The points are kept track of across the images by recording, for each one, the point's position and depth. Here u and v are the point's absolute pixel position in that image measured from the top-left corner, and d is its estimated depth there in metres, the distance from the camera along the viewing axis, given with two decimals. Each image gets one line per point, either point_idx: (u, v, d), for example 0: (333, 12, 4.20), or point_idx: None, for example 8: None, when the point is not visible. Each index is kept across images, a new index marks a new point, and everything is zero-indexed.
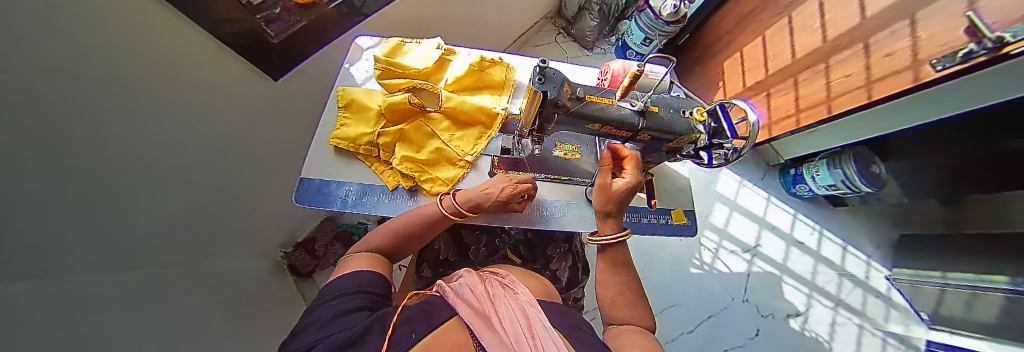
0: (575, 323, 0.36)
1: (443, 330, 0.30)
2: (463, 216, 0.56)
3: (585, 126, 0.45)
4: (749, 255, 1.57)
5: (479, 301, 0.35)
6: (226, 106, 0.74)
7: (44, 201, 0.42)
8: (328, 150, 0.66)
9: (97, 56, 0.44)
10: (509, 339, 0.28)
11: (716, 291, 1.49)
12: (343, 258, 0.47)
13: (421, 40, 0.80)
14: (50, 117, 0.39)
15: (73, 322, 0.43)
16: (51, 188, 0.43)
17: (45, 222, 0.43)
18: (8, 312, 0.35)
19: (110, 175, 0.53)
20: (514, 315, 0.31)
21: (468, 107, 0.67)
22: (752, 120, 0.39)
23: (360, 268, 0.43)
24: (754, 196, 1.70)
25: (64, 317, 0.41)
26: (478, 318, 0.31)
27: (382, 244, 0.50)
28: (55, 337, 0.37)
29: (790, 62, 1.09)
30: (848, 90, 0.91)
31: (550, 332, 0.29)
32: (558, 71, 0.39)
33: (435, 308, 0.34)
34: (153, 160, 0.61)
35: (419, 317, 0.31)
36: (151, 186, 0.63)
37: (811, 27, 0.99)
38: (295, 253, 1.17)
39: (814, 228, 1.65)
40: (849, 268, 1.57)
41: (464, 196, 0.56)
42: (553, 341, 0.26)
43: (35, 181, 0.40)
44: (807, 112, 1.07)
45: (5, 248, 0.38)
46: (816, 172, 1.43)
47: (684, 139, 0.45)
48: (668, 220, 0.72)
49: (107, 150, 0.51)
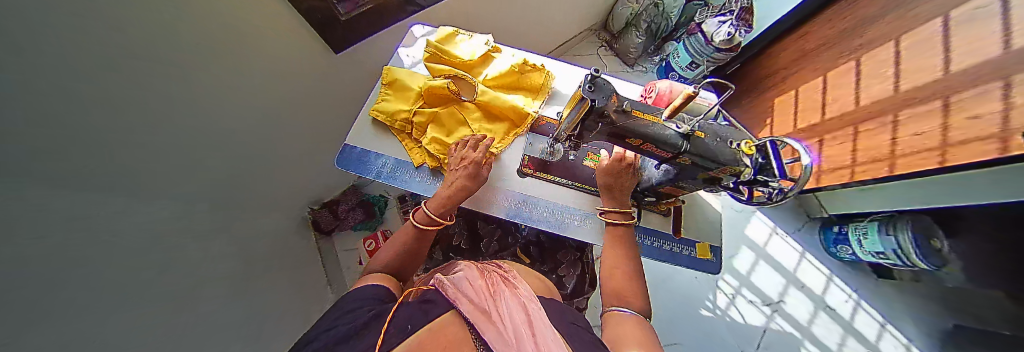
0: (574, 320, 0.38)
1: (442, 326, 0.31)
2: (438, 223, 0.59)
3: (625, 140, 0.44)
4: (769, 309, 1.46)
5: (479, 294, 0.35)
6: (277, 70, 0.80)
7: (140, 137, 0.50)
8: (375, 126, 0.71)
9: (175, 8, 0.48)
10: (507, 332, 0.28)
11: (725, 339, 1.39)
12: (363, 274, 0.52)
13: (473, 32, 0.84)
14: (131, 48, 0.43)
15: (122, 246, 0.49)
16: (138, 124, 0.49)
17: (140, 146, 0.51)
18: (74, 228, 0.40)
19: (189, 121, 0.61)
20: (514, 311, 0.32)
21: (503, 104, 0.69)
22: (803, 162, 0.37)
23: (373, 281, 0.47)
24: (786, 247, 1.58)
25: (116, 240, 0.48)
26: (480, 313, 0.32)
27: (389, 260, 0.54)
28: (86, 261, 0.42)
29: (852, 110, 1.01)
30: (914, 150, 0.82)
31: (549, 329, 0.30)
32: (608, 82, 0.38)
33: (434, 303, 0.36)
34: (218, 106, 0.68)
35: (418, 315, 0.33)
36: (213, 135, 0.71)
37: (882, 74, 0.91)
38: (320, 212, 1.24)
39: (849, 296, 1.49)
40: (884, 347, 1.41)
41: (436, 199, 0.59)
42: (552, 338, 0.28)
43: (126, 109, 0.46)
44: (865, 167, 0.97)
45: (101, 166, 0.44)
46: (864, 234, 1.29)
47: (726, 170, 0.42)
48: (691, 252, 0.69)
49: (182, 92, 0.57)
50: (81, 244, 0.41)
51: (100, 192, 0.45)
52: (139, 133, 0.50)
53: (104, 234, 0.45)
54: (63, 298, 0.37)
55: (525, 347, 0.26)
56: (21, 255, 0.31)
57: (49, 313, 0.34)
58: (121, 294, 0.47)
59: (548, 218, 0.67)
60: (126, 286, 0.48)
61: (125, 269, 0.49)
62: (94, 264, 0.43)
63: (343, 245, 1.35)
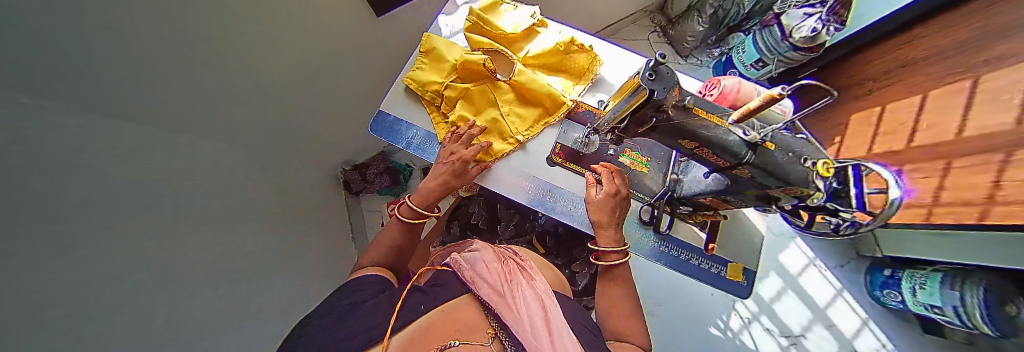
0: (584, 324, 0.37)
1: (450, 311, 0.33)
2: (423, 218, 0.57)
3: (678, 140, 0.40)
4: (787, 341, 1.36)
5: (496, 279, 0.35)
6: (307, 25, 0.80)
7: (158, 75, 0.52)
8: (410, 94, 0.71)
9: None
10: (524, 322, 0.28)
11: None
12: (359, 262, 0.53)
13: (518, 4, 0.79)
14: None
15: (140, 176, 0.52)
16: (149, 58, 0.50)
17: (157, 83, 0.53)
18: (94, 153, 0.42)
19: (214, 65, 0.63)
20: (530, 304, 0.32)
21: (540, 84, 0.66)
22: (892, 195, 0.32)
23: (374, 268, 0.49)
24: (823, 282, 1.44)
25: (137, 170, 0.51)
26: (499, 297, 0.32)
27: (385, 253, 0.53)
28: (108, 185, 0.45)
29: (950, 140, 0.84)
30: (1022, 200, 0.67)
31: (566, 328, 0.29)
32: (673, 71, 0.33)
33: (448, 286, 0.38)
34: (246, 55, 0.70)
35: (429, 298, 0.36)
36: (244, 83, 0.74)
37: (1004, 101, 0.71)
38: (351, 173, 1.33)
39: (884, 346, 1.35)
40: None
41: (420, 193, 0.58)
42: (569, 338, 0.27)
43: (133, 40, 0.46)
44: (949, 207, 0.84)
45: (118, 97, 0.46)
46: (923, 284, 1.13)
47: (792, 191, 0.36)
48: (720, 271, 0.65)
49: (201, 34, 0.57)
50: (104, 170, 0.44)
51: (121, 125, 0.48)
52: (153, 68, 0.51)
53: (126, 163, 0.48)
54: (81, 215, 0.40)
55: (541, 342, 0.25)
56: (32, 174, 0.33)
57: (63, 227, 0.37)
58: (142, 221, 0.51)
59: (571, 212, 0.65)
60: (148, 212, 0.52)
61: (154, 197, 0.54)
62: (112, 190, 0.46)
63: (368, 205, 1.45)
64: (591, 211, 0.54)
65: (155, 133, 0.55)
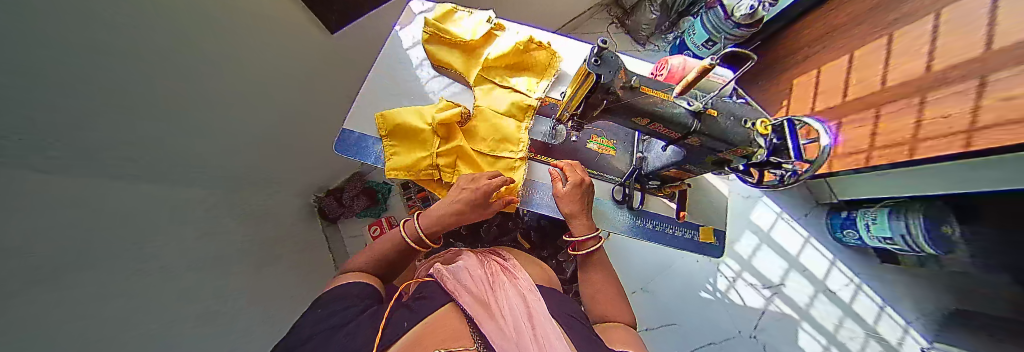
0: (571, 312, 0.39)
1: (434, 319, 0.33)
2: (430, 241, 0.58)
3: (630, 118, 0.42)
4: (769, 292, 1.47)
5: (478, 286, 0.36)
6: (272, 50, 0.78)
7: (115, 127, 0.49)
8: (371, 109, 0.69)
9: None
10: (506, 323, 0.29)
11: (722, 320, 1.43)
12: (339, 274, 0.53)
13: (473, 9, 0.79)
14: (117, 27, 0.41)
15: (107, 229, 0.49)
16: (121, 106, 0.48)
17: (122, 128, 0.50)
18: (61, 211, 0.40)
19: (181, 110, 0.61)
20: (513, 303, 0.33)
21: (501, 93, 0.67)
22: (823, 143, 0.35)
23: (355, 278, 0.48)
24: (792, 233, 1.56)
25: (104, 228, 0.48)
26: (478, 305, 0.33)
27: (367, 263, 0.54)
28: (76, 243, 0.42)
29: (876, 92, 0.95)
30: (940, 134, 0.76)
31: (549, 320, 0.30)
32: (616, 55, 0.35)
33: (432, 296, 0.38)
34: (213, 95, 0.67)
35: (413, 310, 0.36)
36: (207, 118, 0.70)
37: (916, 51, 0.84)
38: (327, 198, 1.27)
39: (852, 280, 1.49)
40: (882, 330, 1.42)
41: (430, 215, 0.58)
42: (551, 329, 0.29)
43: (109, 90, 0.44)
44: (883, 151, 0.92)
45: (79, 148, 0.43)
46: (873, 220, 1.26)
47: (739, 151, 0.40)
48: (692, 236, 0.69)
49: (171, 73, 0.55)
50: (73, 234, 0.42)
51: (78, 183, 0.45)
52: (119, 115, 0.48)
53: (90, 222, 0.46)
54: (60, 286, 0.38)
55: (523, 339, 0.27)
56: (11, 238, 0.32)
57: (48, 299, 0.36)
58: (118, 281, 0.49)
59: (550, 206, 0.68)
60: (120, 267, 0.49)
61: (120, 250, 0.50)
62: (84, 254, 0.44)
63: (347, 231, 1.37)
64: (563, 203, 0.56)
65: (108, 182, 0.51)
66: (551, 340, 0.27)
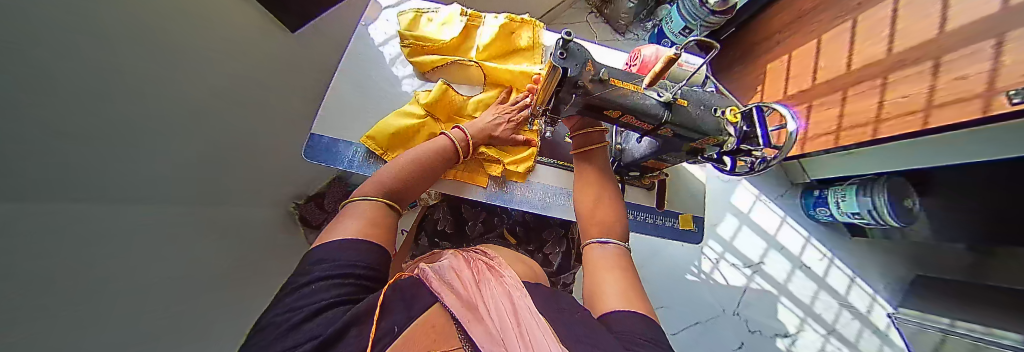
0: (562, 306, 0.37)
1: (425, 321, 0.29)
2: (466, 148, 0.59)
3: (603, 113, 0.41)
4: (749, 271, 1.54)
5: (464, 287, 0.34)
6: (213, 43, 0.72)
7: (78, 141, 0.46)
8: (348, 110, 0.66)
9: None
10: (493, 327, 0.27)
11: (708, 300, 1.49)
12: (341, 207, 0.44)
13: (431, 5, 0.75)
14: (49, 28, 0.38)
15: (77, 250, 0.46)
16: (75, 121, 0.45)
17: (80, 146, 0.47)
18: (23, 235, 0.38)
19: (147, 114, 0.58)
20: (500, 301, 0.31)
21: (510, 70, 0.67)
22: (791, 128, 0.35)
23: (355, 236, 0.38)
24: (770, 213, 1.64)
25: (85, 241, 0.47)
26: (464, 308, 0.30)
27: (379, 190, 0.46)
28: (46, 268, 0.40)
29: (843, 75, 0.98)
30: (903, 113, 0.80)
31: (534, 316, 0.29)
32: (581, 47, 0.35)
33: (416, 293, 0.34)
34: (170, 95, 0.63)
35: (400, 307, 0.31)
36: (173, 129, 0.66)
37: (876, 35, 0.88)
38: (307, 205, 1.17)
39: (825, 255, 1.59)
40: (852, 299, 1.52)
41: (478, 125, 0.61)
42: (537, 325, 0.27)
43: (58, 106, 0.41)
44: (848, 132, 0.96)
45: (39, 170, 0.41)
46: (842, 198, 1.34)
47: (709, 141, 0.40)
48: (674, 224, 0.71)
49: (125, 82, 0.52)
50: (48, 249, 0.41)
51: (48, 197, 0.43)
52: (75, 132, 0.45)
53: (67, 237, 0.45)
54: (35, 304, 0.37)
55: (509, 339, 0.25)
56: None
57: (25, 317, 0.35)
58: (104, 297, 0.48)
59: (527, 198, 0.69)
60: (90, 292, 0.47)
61: (90, 274, 0.47)
62: (68, 269, 0.44)
63: None
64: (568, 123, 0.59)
65: (68, 203, 0.47)
66: (539, 337, 0.25)
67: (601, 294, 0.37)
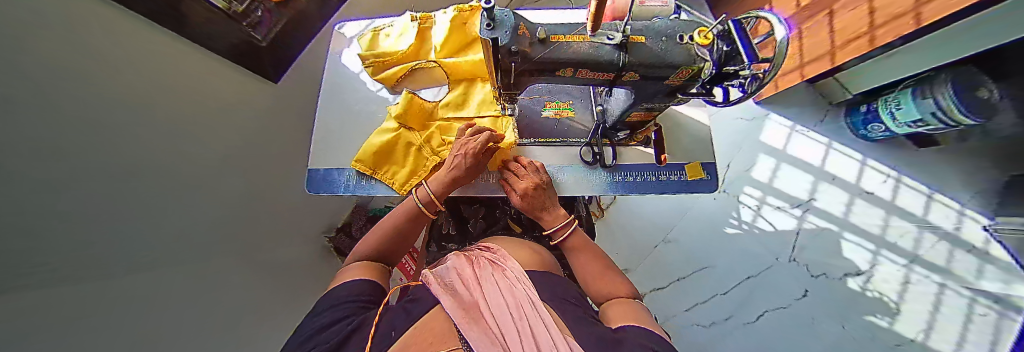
0: (566, 296, 0.36)
1: (423, 324, 0.29)
2: (441, 200, 0.56)
3: (557, 73, 0.39)
4: (799, 211, 1.40)
5: (465, 288, 0.34)
6: (207, 110, 0.78)
7: (97, 224, 0.51)
8: (334, 139, 0.68)
9: (70, 71, 0.46)
10: (495, 323, 0.26)
11: (756, 250, 1.38)
12: (341, 268, 0.47)
13: (390, 21, 0.77)
14: (53, 131, 0.42)
15: (121, 320, 0.52)
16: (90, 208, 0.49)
17: (98, 229, 0.52)
18: (55, 320, 0.42)
19: (157, 182, 0.63)
20: (502, 294, 0.30)
21: (470, 61, 0.66)
22: (779, 35, 0.29)
23: (358, 276, 0.43)
24: (811, 143, 1.47)
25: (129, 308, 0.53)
26: (465, 308, 0.29)
27: (370, 251, 0.49)
28: (85, 345, 0.44)
29: None
30: None
31: (536, 307, 0.28)
32: (508, 12, 0.33)
33: (420, 300, 0.34)
34: (179, 166, 0.69)
35: (400, 318, 0.31)
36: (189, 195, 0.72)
37: None
38: (338, 237, 1.22)
39: (888, 176, 1.40)
40: (932, 218, 1.33)
41: (440, 176, 0.55)
42: (538, 316, 0.26)
43: (68, 199, 0.46)
44: (886, 30, 0.83)
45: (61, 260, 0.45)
46: (896, 107, 1.16)
47: (684, 73, 0.36)
48: (681, 176, 0.65)
49: (130, 162, 0.57)
50: (79, 322, 0.45)
51: (79, 280, 0.48)
52: (87, 217, 0.50)
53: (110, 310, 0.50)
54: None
55: (510, 339, 0.24)
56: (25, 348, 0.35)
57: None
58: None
59: None
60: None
61: (134, 339, 0.53)
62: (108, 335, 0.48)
63: None
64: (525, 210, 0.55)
65: (102, 282, 0.52)
66: (542, 333, 0.24)
67: (614, 321, 0.36)
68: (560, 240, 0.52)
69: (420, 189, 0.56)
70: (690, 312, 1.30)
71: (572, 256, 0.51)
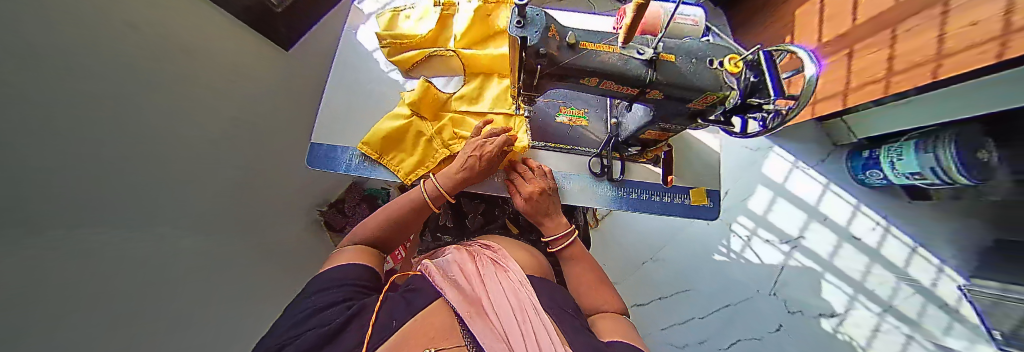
0: (565, 306, 0.35)
1: (423, 315, 0.28)
2: (449, 196, 0.55)
3: (582, 81, 0.38)
4: (787, 247, 1.42)
5: (467, 282, 0.33)
6: (209, 62, 0.75)
7: (103, 166, 0.50)
8: (341, 117, 0.67)
9: (79, 10, 0.44)
10: (499, 322, 0.26)
11: (740, 279, 1.40)
12: (335, 251, 0.47)
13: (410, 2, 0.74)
14: (63, 65, 0.41)
15: (111, 266, 0.51)
16: (95, 149, 0.48)
17: (107, 173, 0.51)
18: (50, 258, 0.42)
19: (157, 132, 0.62)
20: (506, 296, 0.30)
21: (490, 55, 0.65)
22: (808, 73, 0.29)
23: (350, 260, 0.42)
24: (809, 182, 1.49)
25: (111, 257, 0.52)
26: (468, 304, 0.29)
27: (369, 236, 0.49)
28: (72, 287, 0.44)
29: (891, 8, 0.85)
30: (972, 43, 0.66)
31: (539, 313, 0.28)
32: (542, 11, 0.32)
33: (420, 291, 0.33)
34: (179, 117, 0.67)
35: (399, 307, 0.30)
36: (190, 148, 0.71)
37: None
38: (330, 212, 1.17)
39: (878, 224, 1.42)
40: (913, 271, 1.35)
41: (449, 174, 0.55)
42: (541, 323, 0.26)
43: (77, 138, 0.45)
44: (902, 77, 0.83)
45: (70, 198, 0.45)
46: (899, 156, 1.18)
47: (709, 98, 0.36)
48: (685, 200, 0.65)
49: (132, 108, 0.56)
50: (69, 264, 0.45)
51: (80, 220, 0.48)
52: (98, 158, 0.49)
53: (96, 255, 0.49)
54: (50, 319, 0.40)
55: (514, 341, 0.23)
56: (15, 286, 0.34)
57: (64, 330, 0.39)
58: (126, 307, 0.52)
59: None
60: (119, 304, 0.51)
61: (119, 288, 0.52)
62: (94, 279, 0.48)
63: None
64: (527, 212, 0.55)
65: (96, 225, 0.51)
66: (546, 340, 0.23)
67: (604, 333, 0.36)
68: (559, 249, 0.52)
69: (429, 184, 0.54)
70: (667, 331, 1.32)
71: (566, 264, 0.52)
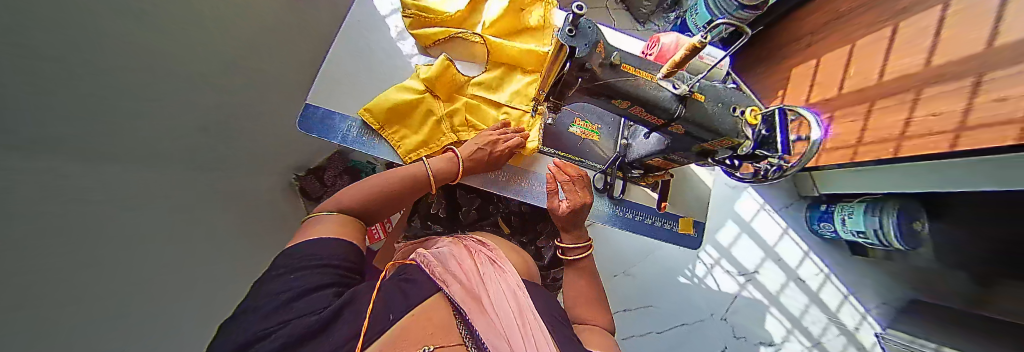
0: (556, 313, 0.37)
1: (423, 310, 0.28)
2: (448, 178, 0.57)
3: (612, 102, 0.40)
4: (743, 279, 1.54)
5: (468, 277, 0.33)
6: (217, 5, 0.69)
7: (83, 98, 0.45)
8: (344, 83, 0.63)
9: None
10: (499, 322, 0.27)
11: (698, 302, 1.50)
12: (306, 219, 0.42)
13: None
14: None
15: (84, 211, 0.47)
16: (80, 79, 0.43)
17: (85, 106, 0.46)
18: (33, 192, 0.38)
19: (142, 73, 0.56)
20: (506, 298, 0.31)
21: (518, 48, 0.64)
22: (813, 137, 0.31)
23: (332, 234, 0.39)
24: (772, 223, 1.61)
25: (85, 199, 0.47)
26: (469, 299, 0.29)
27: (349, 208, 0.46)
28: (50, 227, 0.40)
29: (869, 86, 0.93)
30: (930, 132, 0.74)
31: (537, 320, 0.29)
32: (595, 26, 0.31)
33: (418, 282, 0.33)
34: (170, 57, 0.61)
35: (396, 299, 0.30)
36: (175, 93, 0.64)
37: (917, 45, 0.80)
38: (307, 178, 1.14)
39: (822, 270, 1.57)
40: (842, 315, 1.52)
41: (451, 157, 0.57)
42: (540, 331, 0.27)
43: (63, 63, 0.40)
44: (869, 147, 0.91)
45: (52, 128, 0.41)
46: (848, 215, 1.29)
47: (724, 142, 0.39)
48: (674, 226, 0.70)
49: (125, 38, 0.50)
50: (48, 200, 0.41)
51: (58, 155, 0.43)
52: (78, 89, 0.44)
53: (72, 195, 0.44)
54: (40, 289, 0.36)
55: (517, 342, 0.24)
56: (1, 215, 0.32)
57: (30, 268, 0.36)
58: (97, 256, 0.48)
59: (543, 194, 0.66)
60: (93, 249, 0.47)
61: (91, 233, 0.47)
62: (71, 221, 0.44)
63: None
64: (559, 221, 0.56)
65: (74, 163, 0.46)
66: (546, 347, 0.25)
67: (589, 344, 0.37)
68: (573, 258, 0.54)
69: (429, 162, 0.56)
70: (625, 342, 1.39)
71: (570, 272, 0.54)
